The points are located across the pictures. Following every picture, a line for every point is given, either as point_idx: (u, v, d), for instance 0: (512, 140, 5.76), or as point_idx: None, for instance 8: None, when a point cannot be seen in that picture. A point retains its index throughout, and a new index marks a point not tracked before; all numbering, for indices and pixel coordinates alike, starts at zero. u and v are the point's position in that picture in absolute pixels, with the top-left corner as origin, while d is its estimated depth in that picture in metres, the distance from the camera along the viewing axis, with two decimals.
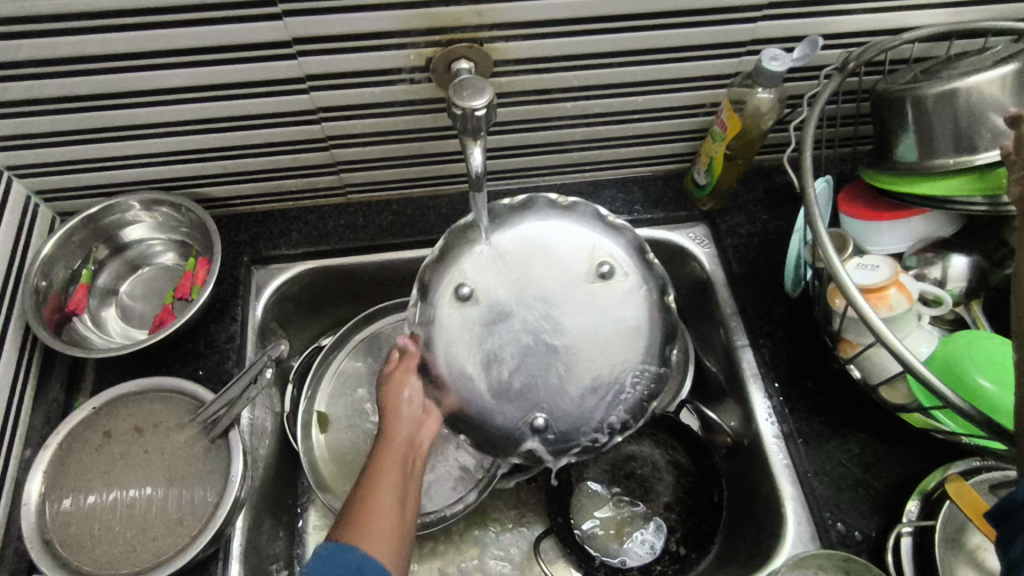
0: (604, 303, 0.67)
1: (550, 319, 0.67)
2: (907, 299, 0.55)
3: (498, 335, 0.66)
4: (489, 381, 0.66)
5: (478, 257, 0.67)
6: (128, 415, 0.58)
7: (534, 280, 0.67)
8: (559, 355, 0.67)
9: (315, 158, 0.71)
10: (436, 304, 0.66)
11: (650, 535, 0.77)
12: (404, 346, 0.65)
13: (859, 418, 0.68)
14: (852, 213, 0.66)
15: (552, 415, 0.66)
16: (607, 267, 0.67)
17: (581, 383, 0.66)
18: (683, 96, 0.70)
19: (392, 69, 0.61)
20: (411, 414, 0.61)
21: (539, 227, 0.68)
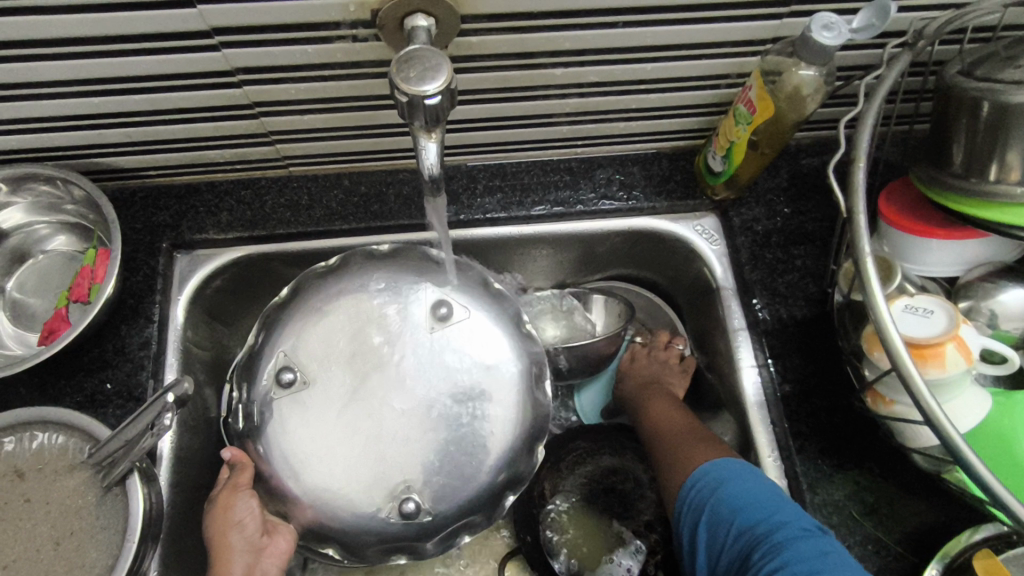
0: (460, 352, 0.59)
1: (399, 388, 0.58)
2: (965, 357, 0.43)
3: (338, 418, 0.57)
4: (343, 478, 0.56)
5: (299, 334, 0.59)
6: (6, 454, 0.48)
7: (364, 346, 0.59)
8: (417, 429, 0.57)
9: (242, 126, 0.58)
10: (255, 396, 0.57)
11: (627, 557, 0.71)
12: (232, 459, 0.54)
13: (876, 462, 0.58)
14: (894, 221, 0.54)
15: (424, 492, 0.56)
16: (446, 311, 0.60)
17: (454, 451, 0.57)
18: (702, 65, 0.56)
19: (327, 23, 0.47)
20: (244, 542, 0.51)
21: (363, 286, 0.60)
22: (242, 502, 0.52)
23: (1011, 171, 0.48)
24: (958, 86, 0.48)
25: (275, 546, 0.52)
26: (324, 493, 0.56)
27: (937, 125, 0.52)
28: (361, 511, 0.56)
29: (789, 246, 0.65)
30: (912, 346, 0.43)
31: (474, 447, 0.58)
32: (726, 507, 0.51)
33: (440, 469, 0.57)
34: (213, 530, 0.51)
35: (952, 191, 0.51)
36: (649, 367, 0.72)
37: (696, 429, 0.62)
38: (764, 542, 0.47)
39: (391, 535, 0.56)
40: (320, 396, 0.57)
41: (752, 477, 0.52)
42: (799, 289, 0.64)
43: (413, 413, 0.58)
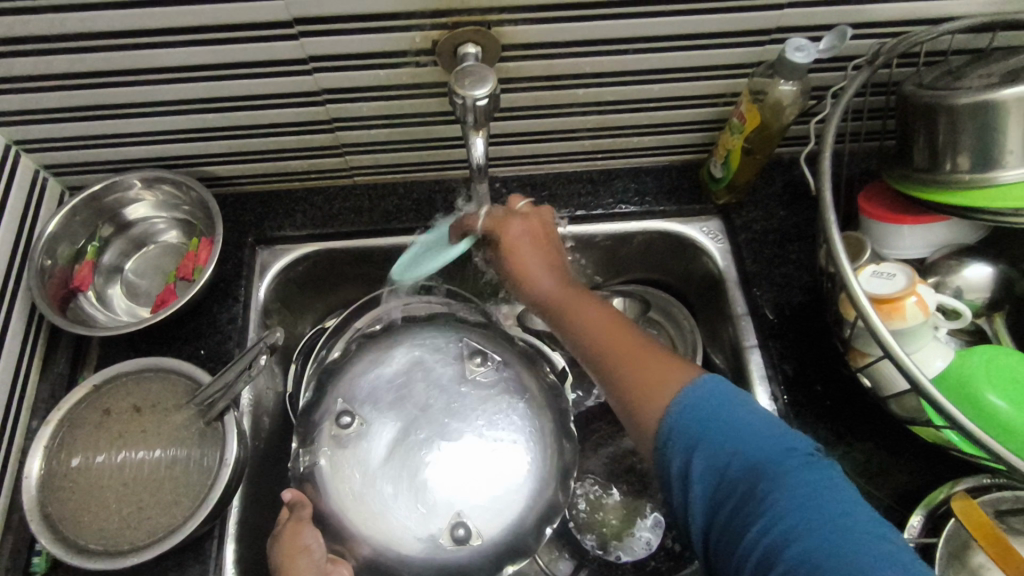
0: (495, 392, 0.64)
1: (443, 433, 0.61)
2: (924, 310, 0.52)
3: (389, 462, 0.61)
4: (400, 518, 0.59)
5: (351, 386, 0.65)
6: (127, 394, 0.59)
7: (409, 395, 0.64)
8: (461, 463, 0.60)
9: (320, 139, 0.70)
10: (314, 444, 0.63)
11: (647, 531, 0.77)
12: (292, 500, 0.58)
13: (866, 426, 0.65)
14: (872, 214, 0.63)
15: (472, 518, 0.59)
16: (478, 359, 0.66)
17: (501, 484, 0.61)
18: (701, 86, 0.67)
19: (397, 52, 0.59)
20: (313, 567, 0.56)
21: (407, 342, 0.68)
22: (309, 533, 0.57)
23: (962, 164, 0.56)
24: (914, 96, 0.58)
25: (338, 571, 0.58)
26: (384, 536, 0.59)
27: (900, 130, 0.61)
28: (419, 550, 0.59)
29: (784, 242, 0.74)
30: (877, 301, 0.52)
31: (515, 478, 0.61)
32: (713, 429, 0.47)
33: (486, 493, 0.60)
34: (283, 555, 0.56)
35: (919, 183, 0.60)
36: (539, 247, 0.62)
37: (639, 339, 0.56)
38: (764, 476, 0.45)
39: (447, 566, 0.59)
40: (372, 440, 0.62)
41: (738, 396, 0.49)
42: (794, 279, 0.73)
43: (452, 447, 0.61)
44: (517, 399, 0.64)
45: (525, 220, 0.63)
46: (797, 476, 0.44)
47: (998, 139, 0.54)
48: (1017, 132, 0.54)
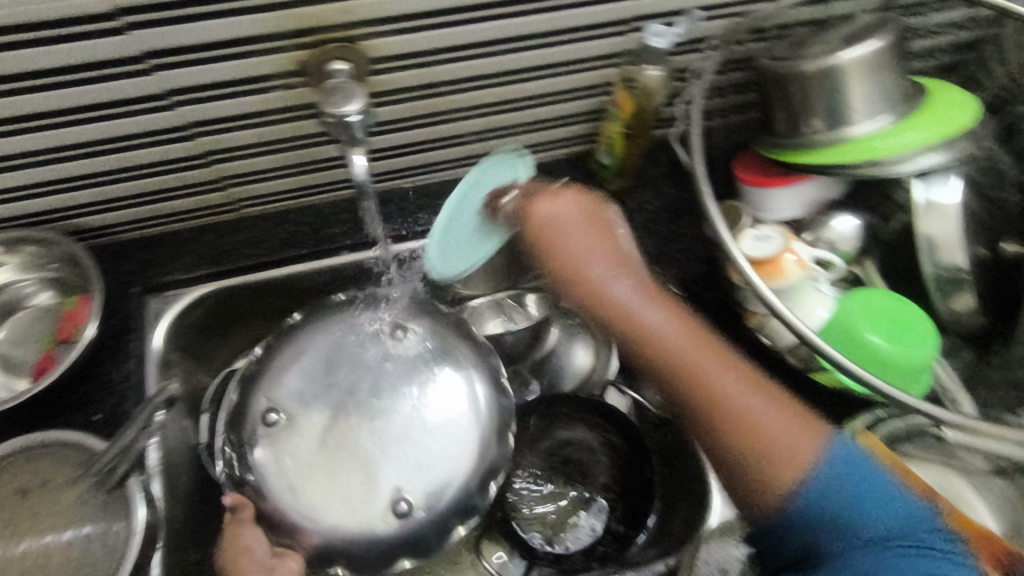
0: (421, 366, 0.64)
1: (373, 417, 0.61)
2: (802, 267, 0.57)
3: (324, 453, 0.60)
4: (339, 506, 0.59)
5: (274, 383, 0.63)
6: (13, 477, 0.55)
7: (337, 380, 0.63)
8: (398, 446, 0.61)
9: (197, 175, 0.67)
10: (246, 445, 0.61)
11: (592, 518, 0.79)
12: (233, 504, 0.60)
13: (773, 381, 0.69)
14: (749, 182, 0.66)
15: (415, 492, 0.59)
16: (400, 338, 0.65)
17: (438, 458, 0.61)
18: (575, 79, 0.69)
19: (263, 76, 0.57)
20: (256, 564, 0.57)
21: (329, 328, 0.66)
22: (250, 533, 0.59)
23: (817, 126, 0.61)
24: (767, 68, 0.62)
25: (284, 565, 0.58)
26: (327, 523, 0.58)
27: (762, 100, 0.65)
28: (365, 531, 0.58)
29: (677, 219, 0.78)
30: (760, 265, 0.57)
31: (450, 450, 0.61)
32: (857, 491, 0.46)
33: (426, 466, 0.60)
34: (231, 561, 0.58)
35: (784, 149, 0.64)
36: (581, 230, 0.61)
37: (744, 379, 0.54)
38: (838, 552, 0.45)
39: (394, 539, 0.59)
40: (305, 437, 0.61)
41: (870, 461, 0.47)
42: (691, 252, 0.76)
43: (388, 432, 0.61)
44: (443, 366, 0.64)
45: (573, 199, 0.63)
46: (928, 553, 0.43)
47: (844, 99, 0.59)
48: (859, 91, 0.59)
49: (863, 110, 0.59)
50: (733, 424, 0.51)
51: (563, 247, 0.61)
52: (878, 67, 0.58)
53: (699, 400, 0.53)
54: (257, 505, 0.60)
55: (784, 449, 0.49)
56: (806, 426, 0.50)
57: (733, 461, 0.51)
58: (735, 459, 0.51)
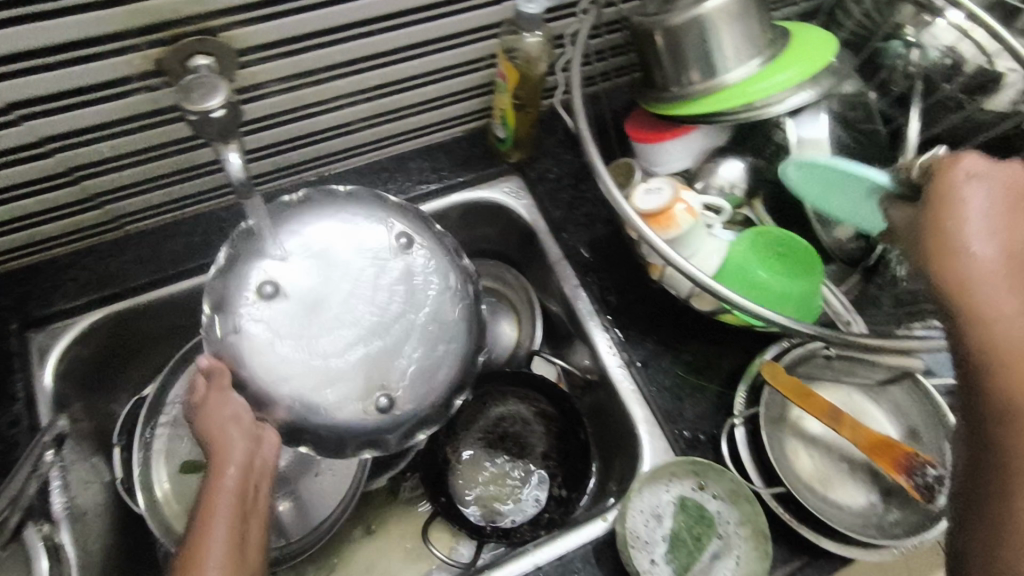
0: (411, 268, 0.58)
1: (364, 303, 0.56)
2: (692, 214, 0.58)
3: (310, 333, 0.54)
4: (320, 383, 0.54)
5: (268, 253, 0.56)
6: None
7: (335, 258, 0.57)
8: (394, 332, 0.56)
9: (66, 194, 0.62)
10: (229, 310, 0.54)
11: (535, 488, 0.79)
12: (211, 364, 0.53)
13: (685, 328, 0.72)
14: (638, 139, 0.69)
15: (398, 392, 0.55)
16: (394, 239, 0.59)
17: (425, 354, 0.56)
18: (457, 54, 0.68)
19: (118, 80, 0.54)
20: (242, 434, 0.51)
21: (331, 211, 0.59)
22: (229, 402, 0.51)
23: (694, 77, 0.63)
24: (639, 25, 0.63)
25: (268, 437, 0.51)
26: (301, 398, 0.53)
27: (640, 59, 0.66)
28: (345, 416, 0.54)
29: (578, 184, 0.79)
30: (652, 216, 0.57)
31: (439, 348, 0.57)
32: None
33: (409, 368, 0.56)
34: (209, 425, 0.51)
35: (666, 103, 0.65)
36: (1012, 207, 0.40)
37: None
38: None
39: (367, 431, 0.54)
40: (286, 317, 0.54)
41: None
42: (596, 215, 0.77)
43: (376, 318, 0.56)
44: (432, 275, 0.59)
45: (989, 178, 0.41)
46: None
47: (713, 48, 0.61)
48: (727, 39, 0.61)
49: (733, 58, 0.61)
50: None
51: (974, 225, 0.40)
52: (744, 14, 0.60)
53: (1014, 505, 0.36)
54: (234, 371, 0.53)
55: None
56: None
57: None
58: (975, 549, 0.37)
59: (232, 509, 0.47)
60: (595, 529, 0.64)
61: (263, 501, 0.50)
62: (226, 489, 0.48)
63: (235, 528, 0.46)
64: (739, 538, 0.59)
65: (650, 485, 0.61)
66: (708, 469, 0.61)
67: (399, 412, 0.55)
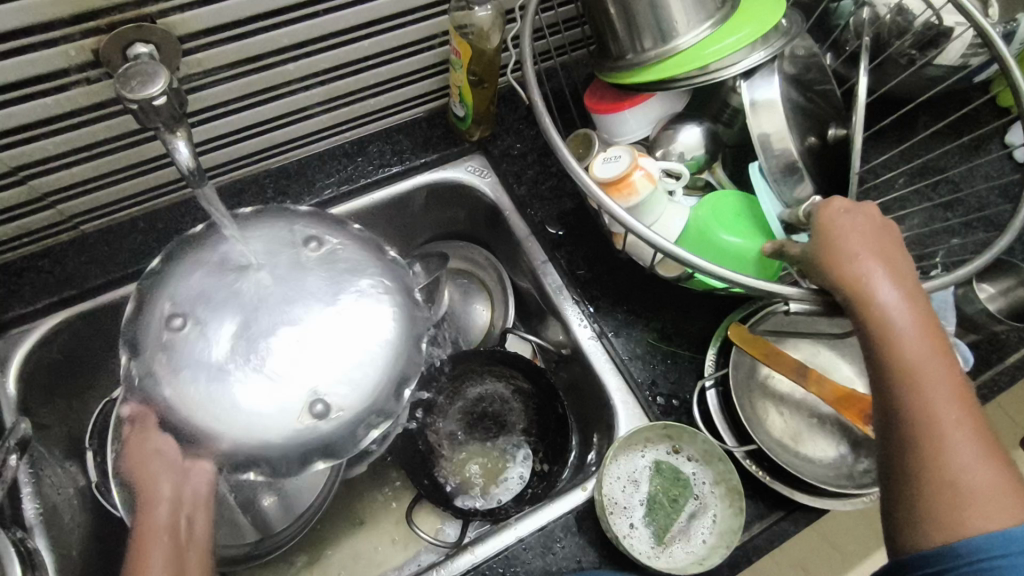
0: (334, 271, 0.55)
1: (284, 319, 0.52)
2: (651, 180, 0.58)
3: (230, 359, 0.51)
4: (253, 405, 0.50)
5: (179, 287, 0.54)
6: None
7: (249, 279, 0.54)
8: (320, 339, 0.52)
9: (13, 196, 0.61)
10: (149, 354, 0.52)
11: (519, 466, 0.80)
12: (132, 411, 0.51)
13: (654, 297, 0.72)
14: (597, 110, 0.68)
15: (332, 395, 0.51)
16: (314, 248, 0.56)
17: (355, 348, 0.53)
18: (409, 32, 0.67)
19: (55, 73, 0.52)
20: (166, 469, 0.50)
21: (244, 236, 0.57)
22: (151, 439, 0.50)
23: (647, 42, 0.63)
24: None
25: (198, 471, 0.50)
26: (237, 428, 0.50)
27: (594, 27, 0.66)
28: (278, 433, 0.50)
29: (542, 158, 0.78)
30: (611, 184, 0.57)
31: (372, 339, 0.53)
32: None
33: (342, 371, 0.52)
34: (135, 466, 0.51)
35: (621, 71, 0.65)
36: (869, 235, 0.53)
37: (982, 452, 0.45)
38: None
39: (307, 445, 0.50)
40: (205, 350, 0.51)
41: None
42: (561, 189, 0.77)
43: (297, 329, 0.52)
44: (358, 273, 0.56)
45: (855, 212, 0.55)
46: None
47: (663, 12, 0.61)
48: (676, 3, 0.61)
49: (684, 22, 0.61)
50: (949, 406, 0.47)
51: (843, 245, 0.53)
52: None
53: (926, 452, 0.45)
54: (163, 415, 0.51)
55: (989, 506, 0.43)
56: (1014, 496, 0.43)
57: (920, 522, 0.44)
58: (914, 490, 0.45)
59: (166, 545, 0.48)
60: (574, 499, 0.64)
61: (204, 529, 0.50)
62: (156, 528, 0.49)
63: (175, 560, 0.48)
64: (714, 498, 0.61)
65: (625, 452, 0.62)
66: (680, 432, 0.61)
67: (337, 416, 0.51)
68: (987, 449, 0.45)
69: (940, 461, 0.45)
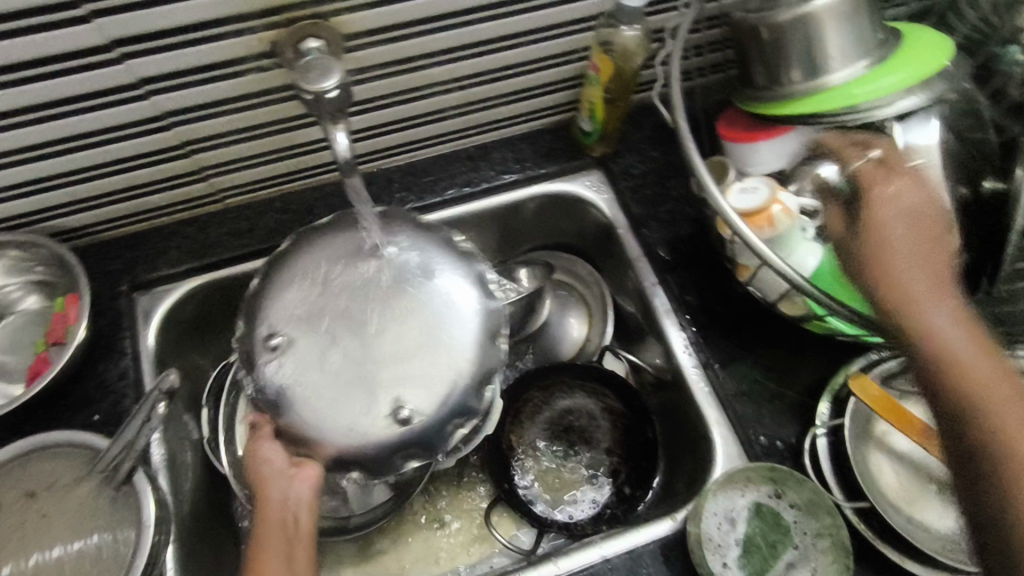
0: (409, 272, 0.58)
1: (368, 326, 0.56)
2: (789, 214, 0.57)
3: (324, 369, 0.54)
4: (347, 412, 0.53)
5: (272, 303, 0.57)
6: (17, 480, 0.54)
7: (335, 294, 0.57)
8: (402, 345, 0.55)
9: (177, 167, 0.66)
10: (251, 368, 0.55)
11: (593, 492, 0.79)
12: (256, 420, 0.56)
13: (766, 334, 0.70)
14: (731, 137, 0.67)
15: (417, 399, 0.54)
16: (391, 253, 0.59)
17: (441, 342, 0.56)
18: (550, 46, 0.68)
19: (235, 60, 0.56)
20: (279, 473, 0.54)
21: (325, 247, 0.59)
22: (268, 445, 0.54)
23: (796, 74, 0.61)
24: (743, 20, 0.62)
25: (307, 473, 0.53)
26: (336, 433, 0.53)
27: (739, 55, 0.65)
28: (370, 437, 0.53)
29: (662, 180, 0.78)
30: (748, 215, 0.57)
31: (456, 333, 0.56)
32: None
33: (425, 374, 0.55)
34: (252, 470, 0.55)
35: (762, 102, 0.64)
36: (911, 214, 0.50)
37: None
38: None
39: (399, 446, 0.53)
40: (305, 354, 0.55)
41: None
42: (678, 213, 0.76)
43: (384, 333, 0.56)
44: (432, 273, 0.58)
45: (895, 183, 0.52)
46: None
47: (819, 46, 0.59)
48: (834, 39, 0.59)
49: (838, 58, 0.60)
50: (1000, 393, 0.44)
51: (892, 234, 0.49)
52: (852, 11, 0.58)
53: (979, 426, 0.43)
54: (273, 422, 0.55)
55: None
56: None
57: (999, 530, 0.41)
58: (993, 504, 0.41)
59: (279, 544, 0.51)
60: (661, 528, 0.63)
61: (307, 526, 0.53)
62: (270, 527, 0.52)
63: (291, 555, 0.51)
64: (816, 550, 0.58)
65: (725, 488, 0.61)
66: (788, 477, 0.60)
67: (422, 419, 0.53)
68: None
69: (1003, 432, 0.42)
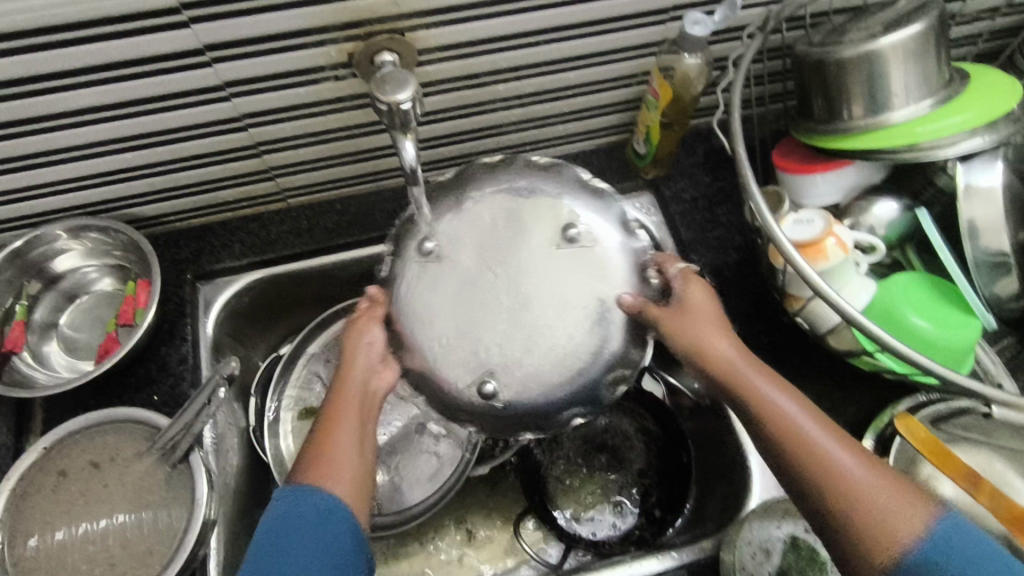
0: (576, 256, 0.60)
1: (518, 286, 0.59)
2: (843, 248, 0.57)
3: (454, 311, 0.59)
4: (449, 353, 0.58)
5: (450, 215, 0.61)
6: (83, 451, 0.57)
7: (506, 243, 0.60)
8: (536, 322, 0.58)
9: (248, 165, 0.70)
10: (401, 257, 0.61)
11: (611, 515, 0.78)
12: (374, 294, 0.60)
13: (810, 367, 0.70)
14: (787, 168, 0.67)
15: (509, 385, 0.58)
16: (574, 227, 0.60)
17: (572, 323, 0.59)
18: (612, 69, 0.70)
19: (314, 68, 0.60)
20: (370, 357, 0.57)
21: (517, 186, 0.62)
22: (373, 329, 0.58)
23: (857, 110, 0.61)
24: (806, 54, 0.62)
25: (387, 373, 0.57)
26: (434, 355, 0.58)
27: (800, 88, 0.66)
28: (455, 384, 0.58)
29: (712, 207, 0.79)
30: (801, 246, 0.57)
31: (581, 337, 0.58)
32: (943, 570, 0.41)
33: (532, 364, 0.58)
34: (348, 343, 0.58)
35: (821, 134, 0.64)
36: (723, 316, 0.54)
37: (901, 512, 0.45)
38: None
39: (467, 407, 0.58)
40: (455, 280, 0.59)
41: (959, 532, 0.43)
42: (727, 239, 0.77)
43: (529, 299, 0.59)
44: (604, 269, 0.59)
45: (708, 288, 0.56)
46: None
47: (884, 83, 0.59)
48: (898, 77, 0.59)
49: (901, 96, 0.60)
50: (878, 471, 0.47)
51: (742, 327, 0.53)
52: (919, 50, 0.58)
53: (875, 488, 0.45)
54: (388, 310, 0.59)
55: (891, 499, 0.44)
56: (902, 494, 0.44)
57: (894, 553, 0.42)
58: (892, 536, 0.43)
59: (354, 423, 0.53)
60: None
61: (367, 414, 0.54)
62: (348, 401, 0.54)
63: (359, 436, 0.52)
64: None
65: (761, 518, 0.61)
66: None
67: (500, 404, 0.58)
68: (848, 446, 0.47)
69: (828, 474, 0.46)
